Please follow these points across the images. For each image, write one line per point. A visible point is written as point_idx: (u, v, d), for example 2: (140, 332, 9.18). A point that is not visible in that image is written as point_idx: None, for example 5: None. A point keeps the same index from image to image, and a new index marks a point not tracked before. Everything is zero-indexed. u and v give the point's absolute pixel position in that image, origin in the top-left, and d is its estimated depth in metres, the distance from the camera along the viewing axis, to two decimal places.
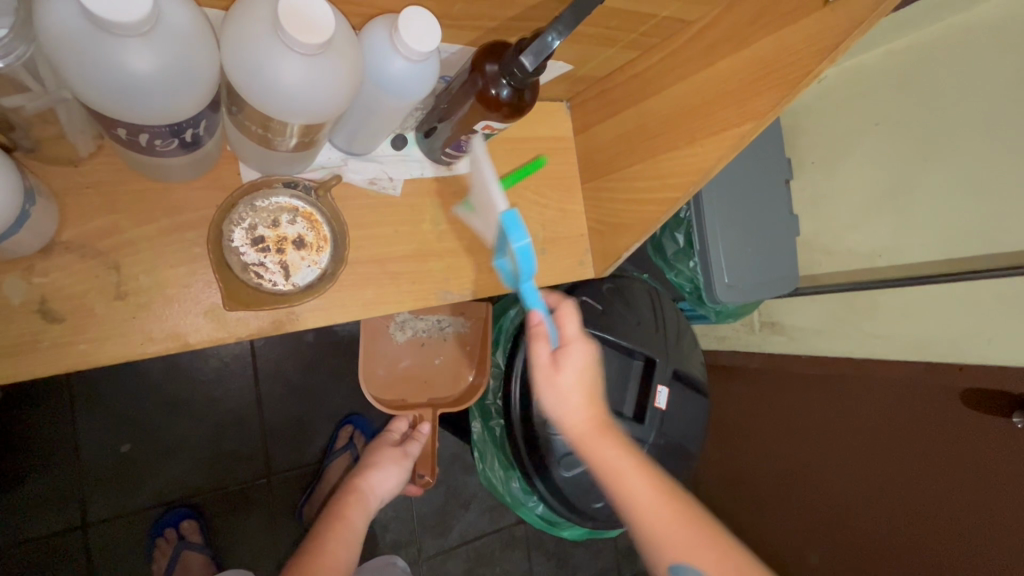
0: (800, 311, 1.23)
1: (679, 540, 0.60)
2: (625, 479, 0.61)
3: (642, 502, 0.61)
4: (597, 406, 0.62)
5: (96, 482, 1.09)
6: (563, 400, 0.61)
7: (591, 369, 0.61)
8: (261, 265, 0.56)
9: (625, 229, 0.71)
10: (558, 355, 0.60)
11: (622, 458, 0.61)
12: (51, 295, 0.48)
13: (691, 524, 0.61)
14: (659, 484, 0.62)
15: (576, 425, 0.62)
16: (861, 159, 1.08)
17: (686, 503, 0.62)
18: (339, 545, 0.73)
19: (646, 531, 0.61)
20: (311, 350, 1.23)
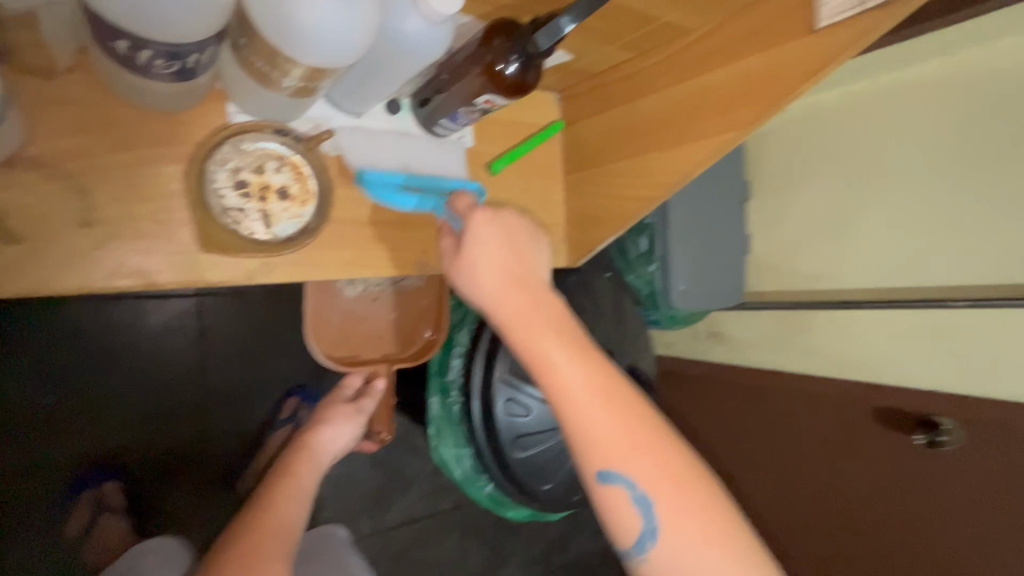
0: (745, 323, 1.30)
1: (608, 440, 0.49)
2: (547, 365, 0.50)
3: (562, 394, 0.49)
4: (523, 287, 0.53)
5: (8, 434, 1.00)
6: (473, 285, 0.53)
7: (496, 234, 0.54)
8: (240, 211, 0.53)
9: (602, 221, 0.74)
10: (461, 231, 0.54)
11: (546, 339, 0.51)
12: (11, 213, 0.45)
13: (628, 416, 0.49)
14: (597, 377, 0.50)
15: (498, 308, 0.52)
16: (812, 188, 1.16)
17: (628, 402, 0.50)
18: (287, 503, 0.69)
19: (572, 430, 0.49)
20: (263, 317, 1.19)
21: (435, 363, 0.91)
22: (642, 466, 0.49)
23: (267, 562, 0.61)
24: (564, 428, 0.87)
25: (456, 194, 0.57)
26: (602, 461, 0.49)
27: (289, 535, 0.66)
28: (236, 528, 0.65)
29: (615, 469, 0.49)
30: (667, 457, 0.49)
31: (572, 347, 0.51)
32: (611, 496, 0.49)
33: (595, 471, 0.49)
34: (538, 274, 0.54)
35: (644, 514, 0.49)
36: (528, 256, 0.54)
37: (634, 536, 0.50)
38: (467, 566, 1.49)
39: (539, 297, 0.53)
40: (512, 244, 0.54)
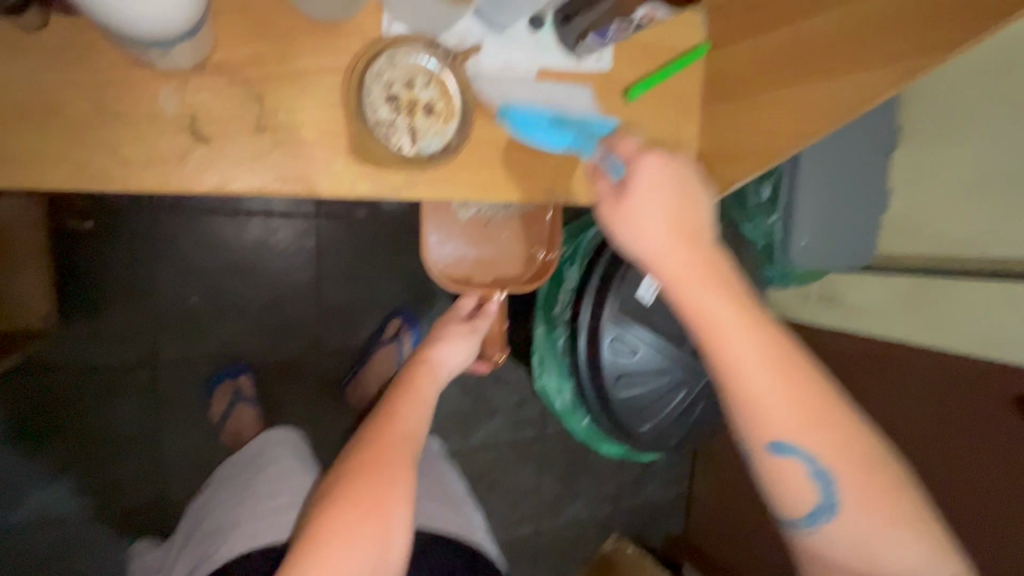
0: (864, 288, 1.18)
1: (784, 414, 0.48)
2: (722, 334, 0.49)
3: (738, 367, 0.48)
4: (694, 245, 0.51)
5: (167, 325, 1.15)
6: (641, 237, 0.52)
7: (672, 189, 0.52)
8: (391, 125, 0.57)
9: (738, 157, 0.68)
10: (627, 182, 0.53)
11: (715, 302, 0.49)
12: (201, 116, 0.49)
13: (804, 387, 0.49)
14: (769, 346, 0.49)
15: (667, 269, 0.51)
16: (975, 139, 0.98)
17: (803, 372, 0.49)
18: (411, 412, 0.61)
19: (744, 402, 0.49)
20: (372, 241, 1.27)
21: (541, 296, 0.94)
22: (817, 440, 0.49)
23: (394, 465, 0.54)
24: (668, 373, 0.86)
25: (614, 140, 0.57)
26: (777, 432, 0.49)
27: (415, 440, 0.58)
28: (358, 438, 0.57)
29: (790, 440, 0.49)
30: (844, 429, 0.49)
31: (750, 316, 0.49)
32: (785, 467, 0.50)
33: (768, 444, 0.49)
34: (706, 231, 0.53)
35: (821, 485, 0.50)
36: (696, 212, 0.53)
37: (807, 506, 0.51)
38: (542, 495, 1.56)
39: (711, 257, 0.52)
40: (684, 199, 0.52)
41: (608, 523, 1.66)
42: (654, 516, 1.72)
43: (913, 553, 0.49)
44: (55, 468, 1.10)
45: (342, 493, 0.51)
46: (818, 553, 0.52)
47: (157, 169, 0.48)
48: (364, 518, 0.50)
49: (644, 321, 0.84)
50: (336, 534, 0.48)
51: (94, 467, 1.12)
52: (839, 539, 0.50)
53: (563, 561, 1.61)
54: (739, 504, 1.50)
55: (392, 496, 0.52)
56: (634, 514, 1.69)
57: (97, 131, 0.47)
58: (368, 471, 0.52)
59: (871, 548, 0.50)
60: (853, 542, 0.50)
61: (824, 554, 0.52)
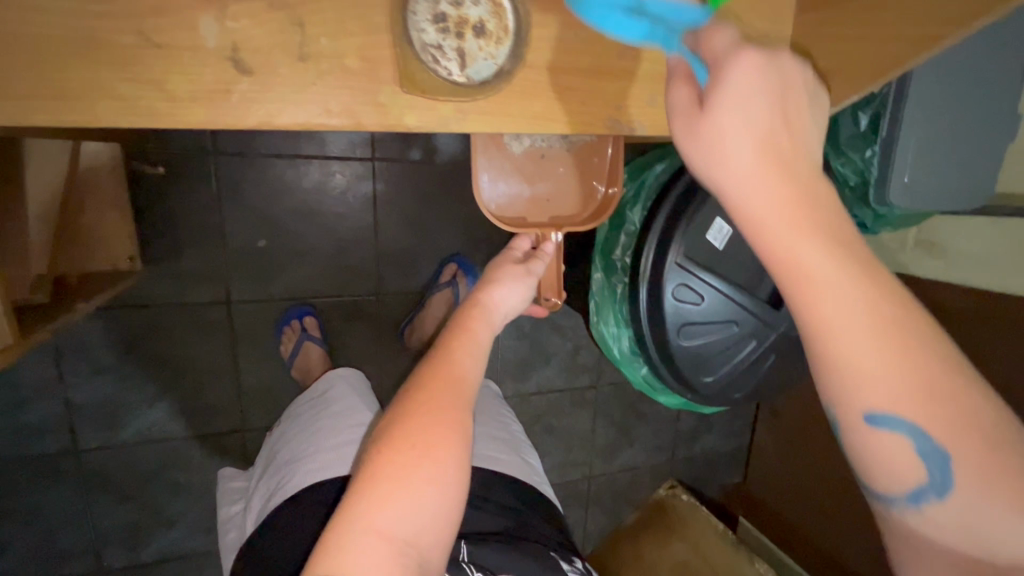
0: (975, 233, 1.02)
1: (890, 382, 0.39)
2: (816, 282, 0.39)
3: (830, 325, 0.39)
4: (787, 160, 0.43)
5: (238, 266, 1.20)
6: (719, 153, 0.43)
7: (765, 91, 0.43)
8: (438, 49, 0.54)
9: (843, 74, 0.59)
10: (710, 87, 0.44)
11: (807, 246, 0.40)
12: (242, 44, 0.47)
13: (914, 343, 0.39)
14: (876, 299, 0.39)
15: (753, 192, 0.42)
16: None
17: (915, 331, 0.39)
18: (465, 354, 0.60)
19: (834, 366, 0.40)
20: (425, 182, 1.25)
21: (600, 241, 0.89)
22: (931, 414, 0.38)
23: (447, 409, 0.54)
24: (737, 322, 0.80)
25: (704, 32, 0.48)
26: (878, 399, 0.39)
27: (467, 385, 0.57)
28: (414, 378, 0.57)
29: (894, 412, 0.39)
30: (970, 405, 0.39)
31: (849, 251, 0.40)
32: (882, 443, 0.40)
33: (862, 413, 0.40)
34: (805, 149, 0.44)
35: (931, 465, 0.40)
36: (795, 131, 0.44)
37: (909, 484, 0.41)
38: (596, 440, 1.56)
39: (809, 178, 0.43)
40: (780, 113, 0.43)
41: (663, 471, 1.65)
42: (711, 466, 1.70)
43: None
44: (151, 397, 1.20)
45: (398, 435, 0.51)
46: (914, 541, 0.43)
47: (203, 104, 0.47)
48: (416, 464, 0.49)
49: (712, 267, 0.78)
50: (389, 475, 0.49)
51: (183, 395, 1.22)
52: (943, 526, 0.41)
53: (616, 503, 1.63)
54: (805, 460, 1.44)
55: (443, 441, 0.51)
56: (690, 463, 1.67)
57: (142, 64, 0.45)
58: (419, 417, 0.52)
59: (987, 540, 0.39)
60: (961, 531, 0.40)
61: (926, 539, 0.42)
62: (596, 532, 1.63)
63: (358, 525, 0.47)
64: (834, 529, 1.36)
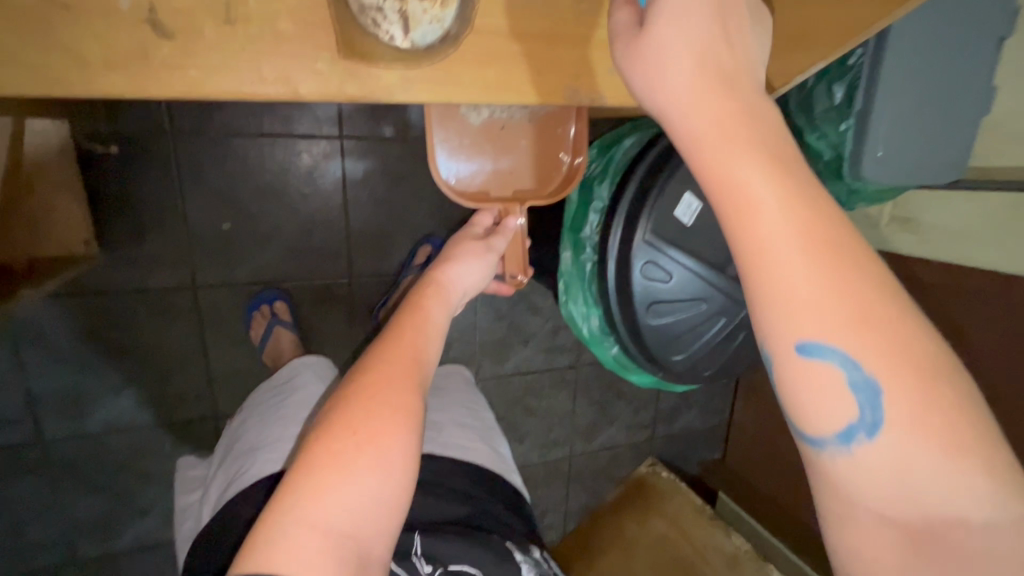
0: (948, 207, 1.02)
1: (820, 305, 0.37)
2: (749, 199, 0.39)
3: (763, 241, 0.38)
4: (725, 78, 0.42)
5: (201, 250, 1.16)
6: (655, 71, 0.44)
7: (704, 7, 0.43)
8: (379, 11, 0.46)
9: (806, 41, 0.59)
10: (649, 7, 0.44)
11: (743, 163, 0.39)
12: (160, 4, 0.44)
13: (852, 266, 0.38)
14: (813, 220, 0.38)
15: (687, 113, 0.42)
16: None
17: (855, 257, 0.38)
18: (419, 336, 0.59)
19: (764, 289, 0.39)
20: (396, 161, 1.21)
21: (568, 219, 0.87)
22: (862, 341, 0.37)
23: (394, 394, 0.52)
24: (706, 300, 0.78)
25: None
26: (809, 325, 0.38)
27: (420, 370, 0.56)
28: (363, 361, 0.55)
29: (824, 339, 0.37)
30: (905, 333, 0.37)
31: (787, 171, 0.39)
32: (813, 374, 0.38)
33: (794, 340, 0.38)
34: (748, 68, 0.43)
35: (862, 400, 0.38)
36: (736, 54, 0.44)
37: (840, 425, 0.38)
38: (576, 420, 1.56)
39: (750, 98, 0.42)
40: (721, 33, 0.43)
41: (643, 449, 1.66)
42: (691, 443, 1.71)
43: (979, 496, 0.36)
44: (116, 386, 1.17)
45: (341, 423, 0.49)
46: (842, 492, 0.40)
47: (120, 71, 0.45)
48: (360, 449, 0.48)
49: (681, 244, 0.76)
50: (329, 465, 0.47)
51: (149, 383, 1.19)
52: (875, 471, 0.38)
53: (597, 481, 1.64)
54: (783, 436, 1.46)
55: (390, 428, 0.50)
56: (670, 441, 1.68)
57: (48, 25, 0.42)
58: (366, 401, 0.51)
59: (919, 488, 0.37)
60: (891, 478, 0.37)
61: (851, 489, 0.39)
62: (577, 510, 1.65)
63: (292, 518, 0.45)
64: (810, 503, 1.38)
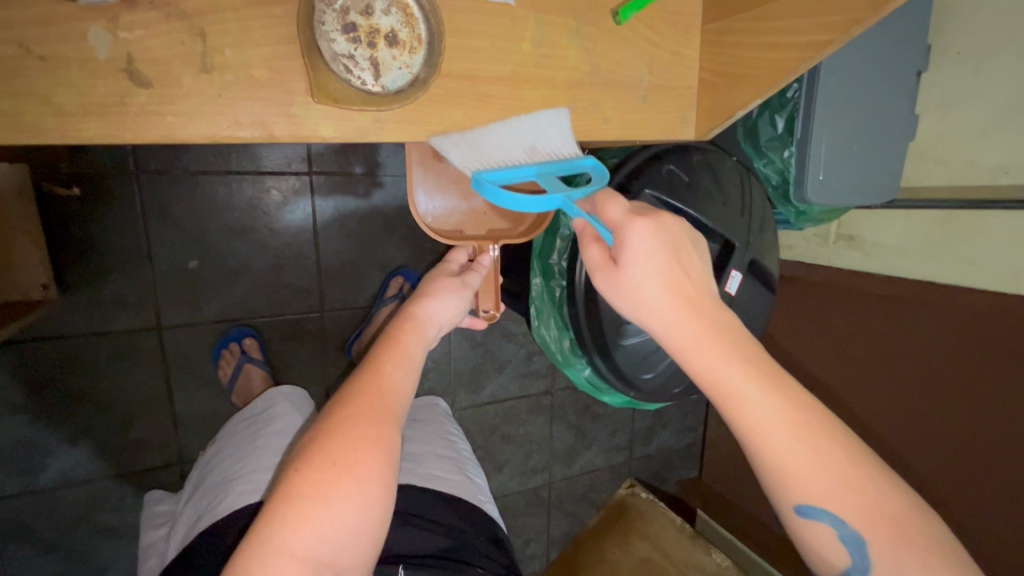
0: (885, 224, 1.09)
1: (810, 475, 0.45)
2: (738, 397, 0.47)
3: (755, 430, 0.47)
4: (697, 302, 0.50)
5: (167, 290, 1.14)
6: (642, 298, 0.51)
7: (665, 249, 0.50)
8: (351, 59, 0.56)
9: (747, 78, 0.65)
10: (618, 252, 0.51)
11: (729, 369, 0.47)
12: (138, 56, 0.46)
13: (827, 440, 0.46)
14: (791, 410, 0.46)
15: (676, 328, 0.49)
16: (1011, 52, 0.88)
17: (829, 431, 0.46)
18: (396, 369, 0.60)
19: (766, 464, 0.47)
20: (365, 196, 1.23)
21: (538, 246, 0.90)
22: (851, 506, 0.45)
23: (374, 424, 0.53)
24: None
25: (597, 199, 0.54)
26: (802, 497, 0.46)
27: (398, 402, 0.57)
28: (343, 392, 0.56)
29: (819, 507, 0.46)
30: (880, 493, 0.45)
31: (760, 369, 0.47)
32: (815, 530, 0.47)
33: (794, 506, 0.47)
34: (707, 289, 0.51)
35: (851, 546, 0.46)
36: (698, 277, 0.52)
37: (840, 568, 0.47)
38: (554, 445, 1.57)
39: (717, 316, 0.50)
40: (681, 265, 0.51)
41: (622, 470, 1.68)
42: (668, 463, 1.74)
43: None
44: (72, 436, 1.12)
45: (321, 452, 0.50)
46: None
47: (97, 118, 0.46)
48: (339, 480, 0.48)
49: None
50: (309, 494, 0.47)
51: (110, 431, 1.14)
52: None
53: (578, 507, 1.64)
54: None
55: (370, 458, 0.50)
56: (647, 461, 1.71)
57: (27, 78, 0.44)
58: (345, 433, 0.51)
59: None
60: None
61: None
62: (559, 538, 1.64)
63: (269, 545, 0.45)
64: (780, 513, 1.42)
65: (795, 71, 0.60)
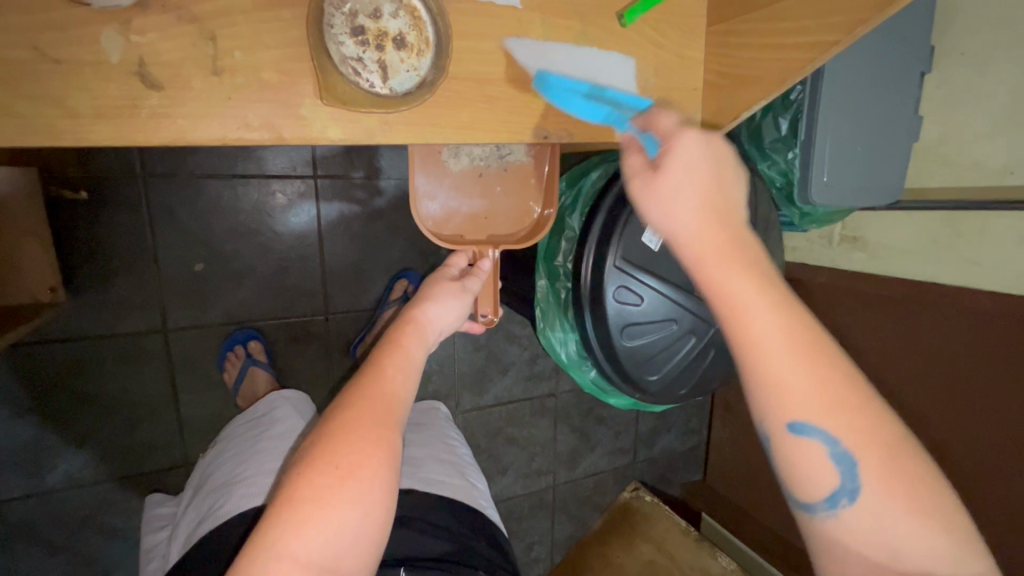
0: (889, 226, 1.09)
1: (808, 391, 0.45)
2: (745, 305, 0.46)
3: (760, 342, 0.45)
4: (724, 218, 0.50)
5: (173, 293, 1.14)
6: (671, 202, 0.51)
7: (707, 159, 0.52)
8: (360, 62, 0.56)
9: (752, 80, 0.65)
10: (663, 157, 0.53)
11: (740, 281, 0.47)
12: (149, 59, 0.47)
13: (829, 360, 0.45)
14: (800, 330, 0.46)
15: (700, 234, 0.49)
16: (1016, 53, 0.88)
17: (830, 355, 0.46)
18: (397, 373, 0.60)
19: (765, 381, 0.46)
20: (369, 200, 1.23)
21: (543, 248, 0.91)
22: (843, 425, 0.44)
23: (375, 428, 0.53)
24: (676, 320, 0.82)
25: (654, 116, 0.60)
26: (798, 410, 0.45)
27: (399, 406, 0.57)
28: (344, 396, 0.56)
29: (811, 420, 0.45)
30: (872, 416, 0.45)
31: (776, 285, 0.47)
32: (803, 448, 0.46)
33: (787, 421, 0.45)
34: (739, 209, 0.52)
35: (840, 467, 0.45)
36: (729, 194, 0.52)
37: (824, 492, 0.46)
38: (558, 448, 1.57)
39: (740, 233, 0.50)
40: (718, 178, 0.52)
41: (626, 473, 1.67)
42: (672, 465, 1.74)
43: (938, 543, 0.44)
44: (78, 439, 1.12)
45: (322, 455, 0.50)
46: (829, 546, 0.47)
47: (109, 121, 0.47)
48: (340, 484, 0.48)
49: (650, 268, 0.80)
50: (310, 498, 0.47)
51: (116, 433, 1.15)
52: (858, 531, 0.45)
53: (582, 510, 1.64)
54: (758, 453, 1.49)
55: (371, 462, 0.50)
56: (651, 464, 1.70)
57: (40, 81, 0.45)
58: (346, 437, 0.51)
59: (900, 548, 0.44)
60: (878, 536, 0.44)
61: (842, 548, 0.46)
62: (563, 541, 1.63)
63: (271, 550, 0.45)
64: (785, 516, 1.42)
65: (801, 73, 0.61)
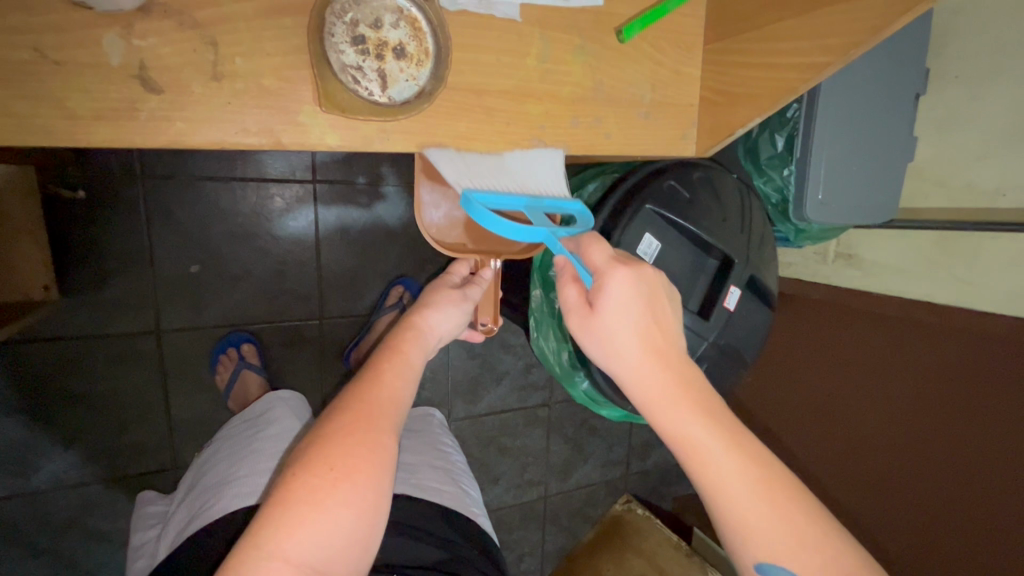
0: (883, 244, 1.10)
1: (768, 531, 0.47)
2: (697, 449, 0.49)
3: (716, 483, 0.48)
4: (664, 356, 0.54)
5: (168, 294, 1.14)
6: (614, 346, 0.55)
7: (642, 301, 0.55)
8: (360, 70, 0.56)
9: (748, 97, 0.66)
10: (596, 296, 0.55)
11: (688, 421, 0.50)
12: (150, 63, 0.47)
13: (785, 493, 0.48)
14: (753, 466, 0.49)
15: (644, 380, 0.53)
16: (1008, 78, 0.90)
17: (788, 488, 0.48)
18: (396, 378, 0.60)
19: (727, 519, 0.49)
20: (368, 206, 1.23)
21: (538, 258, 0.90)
22: (810, 563, 0.46)
23: (373, 431, 0.53)
24: None
25: (583, 243, 0.58)
26: (761, 553, 0.47)
27: (398, 410, 0.57)
28: (342, 399, 0.56)
29: (775, 562, 0.47)
30: (837, 545, 0.47)
31: (722, 424, 0.50)
32: None
33: (753, 562, 0.48)
34: (677, 343, 0.56)
35: None
36: (667, 333, 0.56)
37: None
38: (551, 458, 1.56)
39: (682, 370, 0.53)
40: (653, 315, 0.55)
41: (619, 485, 1.66)
42: (664, 478, 1.73)
43: None
44: (66, 439, 1.11)
45: (318, 457, 0.49)
46: None
47: (107, 123, 0.47)
48: (336, 485, 0.48)
49: None
50: (306, 498, 0.47)
51: (105, 434, 1.14)
52: None
53: (573, 522, 1.63)
54: None
55: (368, 464, 0.50)
56: (644, 477, 1.69)
57: (40, 82, 0.45)
58: (343, 438, 0.51)
59: None
60: None
61: None
62: (554, 553, 1.62)
63: (264, 551, 0.45)
64: None
65: (796, 91, 0.61)
